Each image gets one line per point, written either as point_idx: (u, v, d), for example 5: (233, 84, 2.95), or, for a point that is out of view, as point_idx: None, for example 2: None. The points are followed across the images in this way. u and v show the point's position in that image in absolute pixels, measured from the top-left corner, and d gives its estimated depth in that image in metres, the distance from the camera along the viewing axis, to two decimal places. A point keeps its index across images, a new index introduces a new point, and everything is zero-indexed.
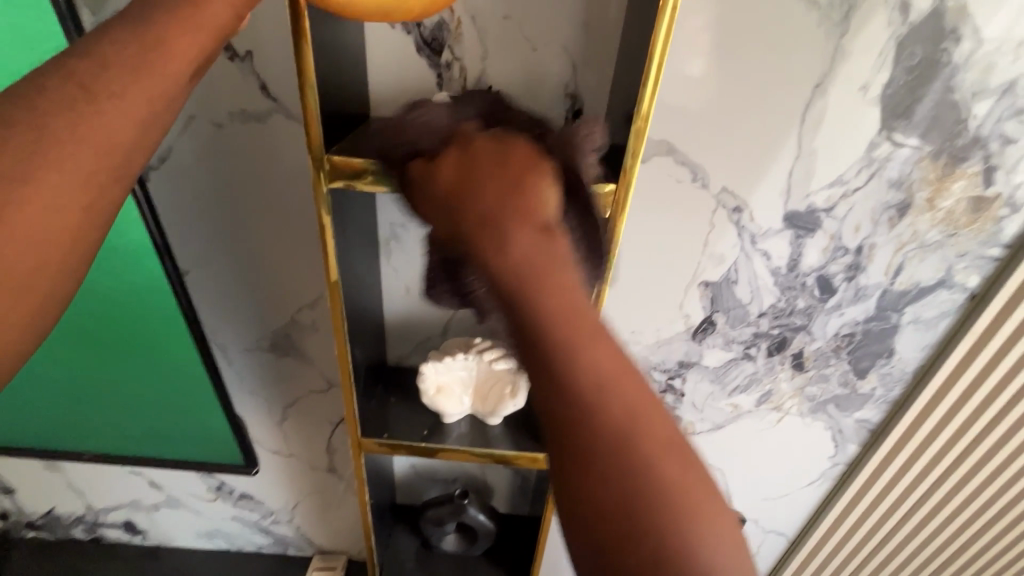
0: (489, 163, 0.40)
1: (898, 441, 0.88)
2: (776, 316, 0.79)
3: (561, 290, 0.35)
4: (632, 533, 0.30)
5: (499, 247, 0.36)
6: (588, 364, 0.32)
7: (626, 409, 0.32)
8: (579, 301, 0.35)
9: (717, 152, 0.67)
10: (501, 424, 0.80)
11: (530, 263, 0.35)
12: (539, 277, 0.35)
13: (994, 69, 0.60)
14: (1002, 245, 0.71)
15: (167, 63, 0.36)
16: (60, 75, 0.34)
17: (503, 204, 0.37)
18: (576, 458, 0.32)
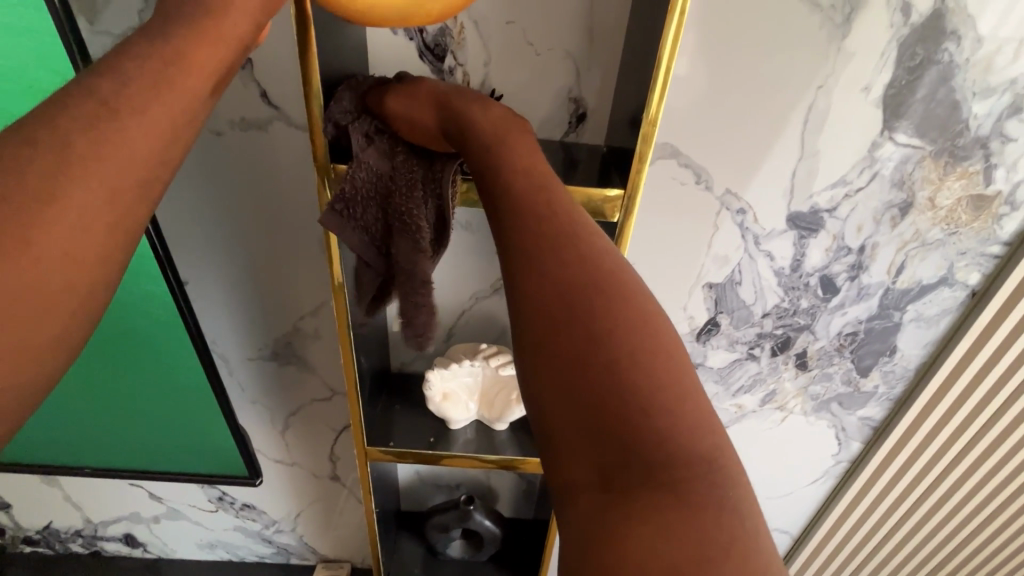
0: (457, 89, 0.51)
1: (902, 437, 0.88)
2: (780, 316, 0.79)
3: (526, 162, 0.44)
4: (594, 354, 0.34)
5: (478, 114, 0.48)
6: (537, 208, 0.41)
7: (581, 250, 0.38)
8: (541, 172, 0.44)
9: (720, 154, 0.68)
10: (507, 429, 0.80)
11: (502, 144, 0.45)
12: (505, 137, 0.46)
13: (995, 68, 0.60)
14: (1002, 242, 0.71)
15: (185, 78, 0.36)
16: (78, 92, 0.34)
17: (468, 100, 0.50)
18: (539, 303, 0.37)
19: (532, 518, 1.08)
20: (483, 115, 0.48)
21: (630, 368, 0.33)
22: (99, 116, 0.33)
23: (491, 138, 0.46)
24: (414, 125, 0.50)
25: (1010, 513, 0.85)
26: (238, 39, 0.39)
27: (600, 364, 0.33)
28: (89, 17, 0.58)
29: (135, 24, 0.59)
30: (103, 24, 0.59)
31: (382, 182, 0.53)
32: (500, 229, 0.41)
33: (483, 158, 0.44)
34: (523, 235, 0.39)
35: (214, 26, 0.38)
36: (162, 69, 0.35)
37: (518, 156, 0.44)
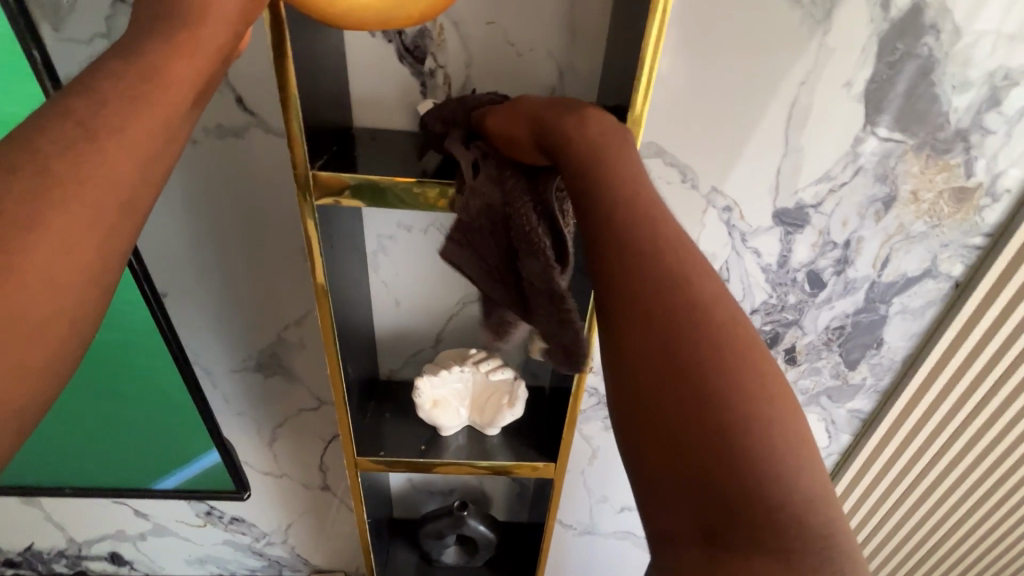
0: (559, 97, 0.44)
1: (890, 428, 0.89)
2: (768, 312, 0.80)
3: (633, 173, 0.37)
4: (713, 419, 0.28)
5: (577, 124, 0.40)
6: (655, 230, 0.33)
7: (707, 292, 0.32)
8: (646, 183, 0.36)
9: (705, 152, 0.67)
10: (499, 434, 0.79)
11: (604, 148, 0.38)
12: (610, 152, 0.38)
13: (973, 62, 0.60)
14: (984, 233, 0.72)
15: (163, 89, 0.34)
16: (49, 108, 0.32)
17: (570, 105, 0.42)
18: (644, 332, 0.31)
19: (526, 520, 1.08)
20: (585, 116, 0.40)
21: (748, 430, 0.28)
22: (74, 132, 0.32)
23: (596, 146, 0.38)
24: (512, 134, 0.44)
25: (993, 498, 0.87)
26: (217, 45, 0.37)
27: (709, 420, 0.28)
28: (53, 23, 0.56)
29: (102, 30, 0.57)
30: (69, 30, 0.57)
31: (489, 210, 0.49)
32: (607, 247, 0.33)
33: (575, 161, 0.38)
34: (630, 250, 0.33)
35: (192, 32, 0.36)
36: (139, 82, 0.34)
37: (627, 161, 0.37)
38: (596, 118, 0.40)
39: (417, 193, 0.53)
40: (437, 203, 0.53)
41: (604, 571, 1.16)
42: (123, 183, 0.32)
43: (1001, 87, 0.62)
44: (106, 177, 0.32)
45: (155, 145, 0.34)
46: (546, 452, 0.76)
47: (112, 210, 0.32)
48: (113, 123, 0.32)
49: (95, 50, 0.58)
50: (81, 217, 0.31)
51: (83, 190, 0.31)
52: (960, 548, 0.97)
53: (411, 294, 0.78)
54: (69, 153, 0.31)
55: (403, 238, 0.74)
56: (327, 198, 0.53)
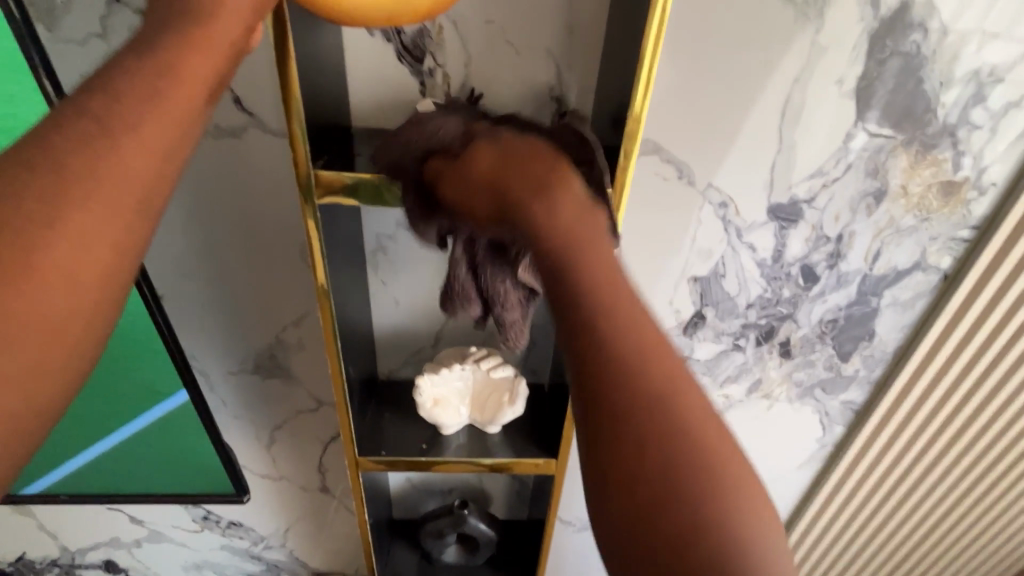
0: (522, 162, 0.43)
1: (881, 419, 0.91)
2: (763, 307, 0.81)
3: (603, 270, 0.39)
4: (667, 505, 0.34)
5: (543, 213, 0.40)
6: (626, 332, 0.37)
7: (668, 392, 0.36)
8: (617, 277, 0.39)
9: (701, 148, 0.68)
10: (500, 432, 0.79)
11: (569, 241, 0.39)
12: (579, 246, 0.39)
13: (960, 58, 0.62)
14: (971, 226, 0.74)
15: (176, 87, 0.35)
16: (64, 107, 0.33)
17: (534, 179, 0.42)
18: (615, 435, 0.35)
19: (526, 518, 1.08)
20: (550, 201, 0.41)
21: (700, 531, 0.33)
22: (90, 130, 0.32)
23: (565, 241, 0.40)
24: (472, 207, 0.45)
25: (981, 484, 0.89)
26: (230, 41, 0.38)
27: (664, 516, 0.34)
28: (47, 24, 0.56)
29: (98, 30, 0.56)
30: (63, 31, 0.56)
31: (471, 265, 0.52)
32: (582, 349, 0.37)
33: (547, 262, 0.39)
34: (596, 359, 0.36)
35: (204, 30, 0.36)
36: (152, 82, 0.34)
37: (595, 257, 0.39)
38: (561, 202, 0.41)
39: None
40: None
41: (603, 567, 1.17)
42: (138, 181, 0.33)
43: (987, 82, 0.63)
44: (121, 175, 0.32)
45: (169, 143, 0.34)
46: (546, 449, 0.77)
47: (128, 207, 0.33)
48: (127, 121, 0.33)
49: (91, 50, 0.57)
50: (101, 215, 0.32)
51: (101, 188, 0.32)
52: (952, 537, 0.99)
53: (410, 293, 0.78)
54: (88, 151, 0.32)
55: (402, 238, 0.74)
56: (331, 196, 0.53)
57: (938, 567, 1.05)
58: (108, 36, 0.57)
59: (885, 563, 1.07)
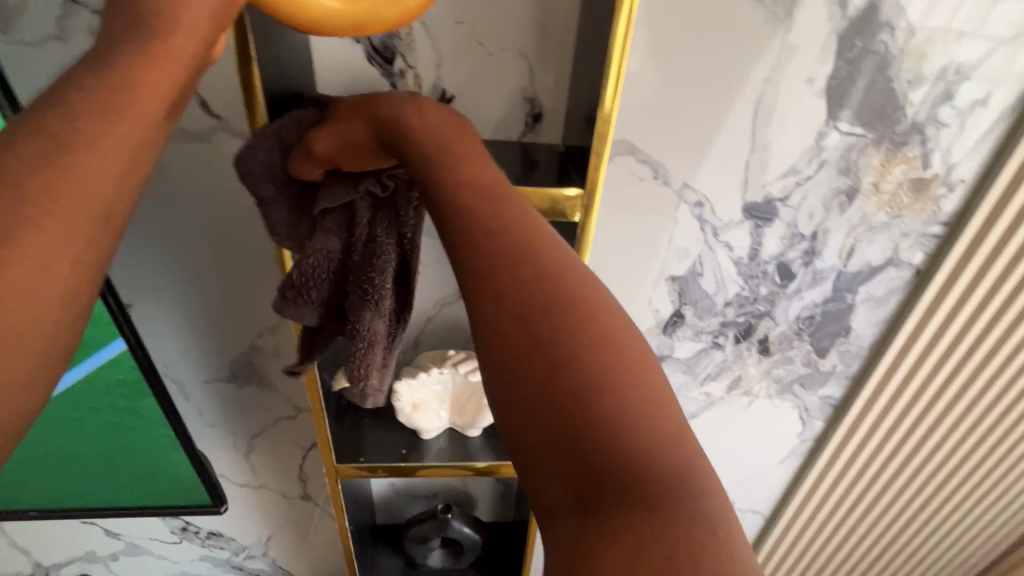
0: (390, 105, 0.46)
1: (860, 413, 0.92)
2: (741, 305, 0.81)
3: (471, 169, 0.41)
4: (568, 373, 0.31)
5: (415, 126, 0.44)
6: (494, 213, 0.37)
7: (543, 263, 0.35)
8: (483, 171, 0.41)
9: (675, 148, 0.69)
10: (481, 435, 0.79)
11: (445, 158, 0.42)
12: (452, 151, 0.42)
13: (927, 57, 0.63)
14: (942, 222, 0.75)
15: (135, 102, 0.34)
16: (19, 122, 0.32)
17: (403, 107, 0.46)
18: (512, 330, 0.33)
19: (511, 520, 1.08)
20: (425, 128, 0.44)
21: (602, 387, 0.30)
22: (47, 146, 0.32)
23: (438, 148, 0.42)
24: (354, 145, 0.47)
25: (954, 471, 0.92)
26: (190, 54, 0.37)
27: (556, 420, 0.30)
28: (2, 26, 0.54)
29: (55, 31, 0.54)
30: (19, 33, 0.54)
31: (336, 263, 0.53)
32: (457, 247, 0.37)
33: (428, 178, 0.41)
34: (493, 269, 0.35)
35: (163, 43, 0.35)
36: (109, 96, 0.33)
37: (481, 178, 0.40)
38: (435, 127, 0.44)
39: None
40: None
41: None
42: (99, 197, 0.32)
43: (954, 81, 0.64)
44: (82, 192, 0.32)
45: (131, 158, 0.34)
46: None
47: (89, 225, 0.32)
48: (86, 137, 0.32)
49: (48, 52, 0.55)
50: (60, 233, 0.31)
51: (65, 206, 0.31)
52: (930, 527, 1.01)
53: None
54: (45, 169, 0.31)
55: None
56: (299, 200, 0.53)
57: (917, 556, 1.07)
58: (66, 38, 0.55)
59: (865, 553, 1.09)
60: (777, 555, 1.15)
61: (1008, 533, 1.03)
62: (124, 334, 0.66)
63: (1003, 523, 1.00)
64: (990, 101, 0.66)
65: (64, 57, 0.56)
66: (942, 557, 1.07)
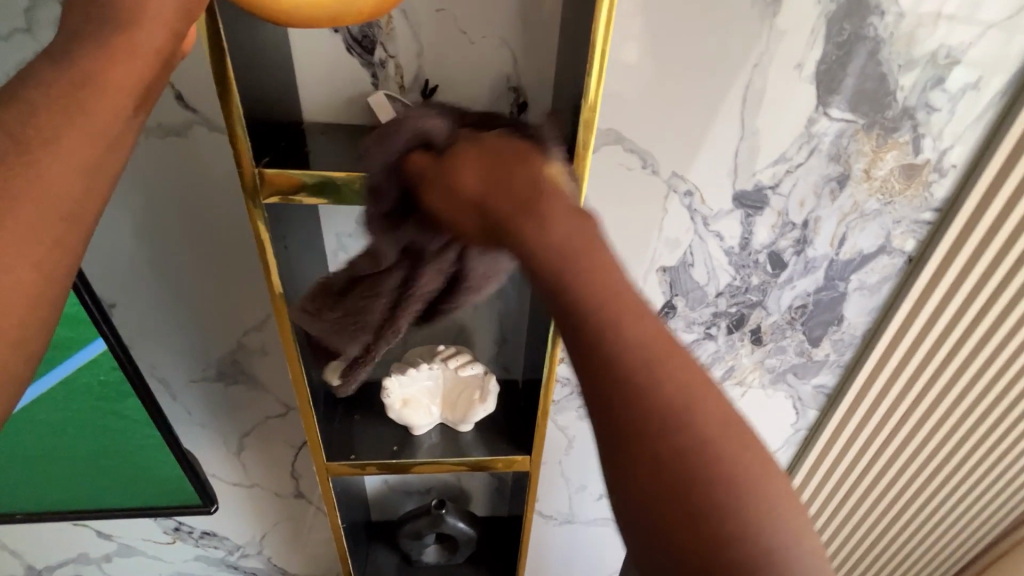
0: (516, 175, 0.38)
1: (853, 401, 0.92)
2: (733, 294, 0.81)
3: (606, 283, 0.35)
4: (714, 536, 0.30)
5: (535, 230, 0.36)
6: (643, 338, 0.33)
7: (697, 420, 0.32)
8: (620, 286, 0.35)
9: (664, 137, 0.68)
10: (472, 430, 0.78)
11: (573, 267, 0.35)
12: (580, 258, 0.35)
13: (917, 40, 0.62)
14: (934, 208, 0.74)
15: (96, 101, 0.32)
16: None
17: (527, 194, 0.37)
18: (649, 466, 0.32)
19: (506, 514, 1.07)
20: (549, 220, 0.36)
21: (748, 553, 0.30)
22: (4, 144, 0.30)
23: (565, 254, 0.35)
24: (455, 223, 0.40)
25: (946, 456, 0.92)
26: (157, 46, 0.34)
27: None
28: None
29: (22, 24, 0.53)
30: None
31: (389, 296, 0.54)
32: (590, 359, 0.34)
33: (552, 287, 0.35)
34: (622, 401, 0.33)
35: (125, 39, 0.33)
36: (68, 95, 0.31)
37: (616, 283, 0.35)
38: (562, 226, 0.36)
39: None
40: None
41: (586, 558, 1.17)
42: (67, 200, 0.31)
43: (944, 65, 0.64)
44: (45, 190, 0.30)
45: (96, 154, 0.32)
46: (521, 446, 0.76)
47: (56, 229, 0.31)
48: (46, 134, 0.31)
49: (16, 45, 0.54)
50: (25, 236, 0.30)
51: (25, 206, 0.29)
52: (925, 513, 1.01)
53: None
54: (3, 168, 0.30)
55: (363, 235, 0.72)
56: (281, 196, 0.51)
57: (913, 542, 1.07)
58: (34, 31, 0.54)
59: (861, 540, 1.10)
60: None
61: (1002, 517, 1.03)
62: (103, 334, 0.65)
63: (997, 508, 1.00)
64: (981, 85, 0.65)
65: (33, 51, 0.54)
66: (938, 543, 1.07)
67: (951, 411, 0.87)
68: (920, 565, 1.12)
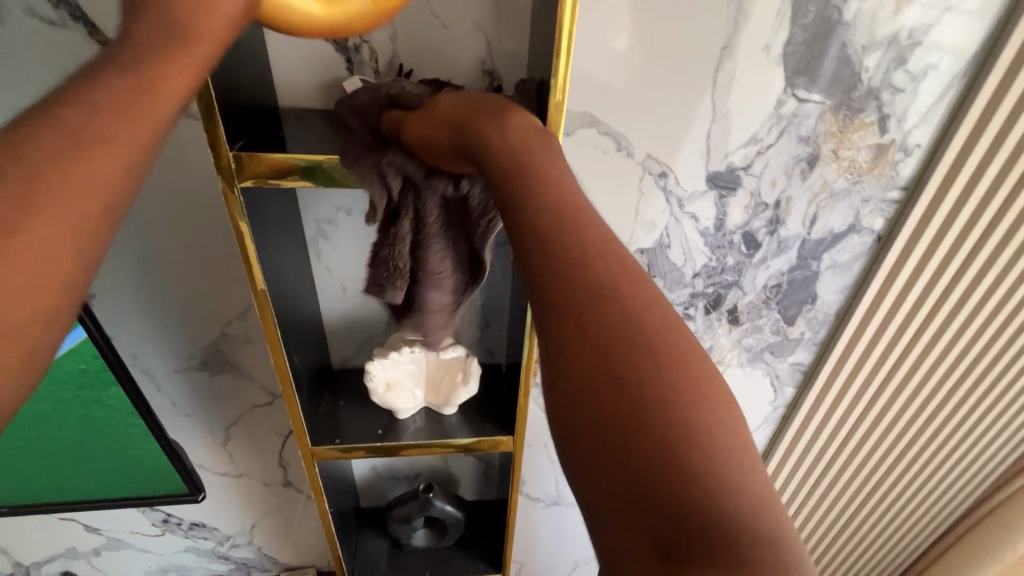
0: (480, 100, 0.45)
1: (827, 377, 0.95)
2: (710, 275, 0.83)
3: (551, 174, 0.38)
4: (632, 392, 0.28)
5: (495, 128, 0.42)
6: (577, 218, 0.35)
7: (625, 291, 0.32)
8: (561, 180, 0.38)
9: (638, 120, 0.69)
10: (457, 413, 0.79)
11: (520, 157, 0.39)
12: (530, 153, 0.39)
13: (880, 22, 0.64)
14: (900, 187, 0.76)
15: (157, 100, 0.33)
16: (27, 114, 0.30)
17: (487, 111, 0.44)
18: (574, 334, 0.31)
19: (495, 498, 1.09)
20: (507, 127, 0.41)
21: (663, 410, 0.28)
22: (55, 136, 0.29)
23: (515, 147, 0.40)
24: (430, 138, 0.46)
25: (912, 425, 0.96)
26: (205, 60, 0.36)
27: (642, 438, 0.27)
28: None
29: None
30: None
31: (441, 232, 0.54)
32: (525, 235, 0.35)
33: (504, 174, 0.39)
34: (559, 286, 0.32)
35: (183, 51, 0.35)
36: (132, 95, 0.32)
37: (557, 175, 0.38)
38: (517, 128, 0.41)
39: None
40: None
41: (575, 539, 1.19)
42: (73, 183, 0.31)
43: (906, 46, 0.65)
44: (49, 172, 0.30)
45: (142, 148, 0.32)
46: (505, 426, 0.77)
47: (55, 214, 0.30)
48: (96, 130, 0.30)
49: None
50: None
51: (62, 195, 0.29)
52: (897, 480, 1.06)
53: (357, 279, 0.77)
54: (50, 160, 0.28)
55: (343, 222, 0.72)
56: (264, 179, 0.52)
57: (887, 511, 1.11)
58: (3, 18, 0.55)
59: (840, 511, 1.13)
60: None
61: (974, 486, 1.06)
62: (82, 323, 0.65)
63: (968, 474, 1.04)
64: (942, 64, 0.67)
65: None
66: (912, 511, 1.11)
67: (916, 380, 0.91)
68: (896, 534, 1.16)
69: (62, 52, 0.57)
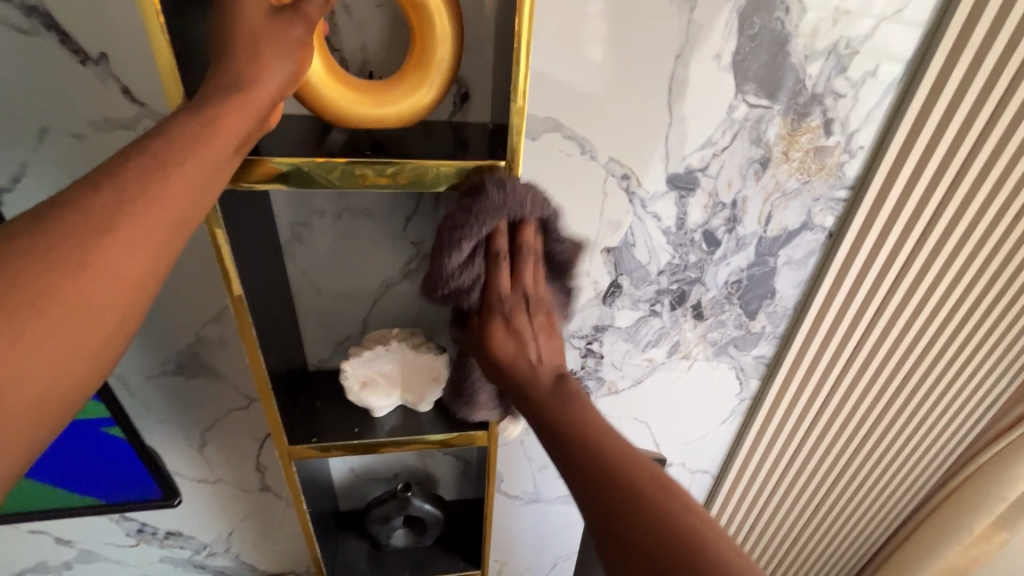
0: (525, 347, 0.58)
1: (788, 368, 0.99)
2: (674, 273, 0.86)
3: (586, 412, 0.53)
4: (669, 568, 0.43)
5: (536, 381, 0.56)
6: (606, 444, 0.50)
7: (647, 498, 0.46)
8: (592, 415, 0.53)
9: (600, 125, 0.72)
10: (432, 410, 0.81)
11: (564, 403, 0.54)
12: (566, 402, 0.54)
13: (820, 33, 0.68)
14: (847, 186, 0.82)
15: (215, 138, 0.43)
16: (130, 146, 0.42)
17: (530, 362, 0.57)
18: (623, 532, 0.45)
19: (474, 497, 1.10)
20: (544, 382, 0.56)
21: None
22: (148, 164, 0.41)
23: (555, 398, 0.55)
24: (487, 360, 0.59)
25: (865, 409, 1.02)
26: (261, 107, 0.46)
27: None
28: None
29: None
30: None
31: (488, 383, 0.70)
32: (573, 457, 0.50)
33: (545, 415, 0.54)
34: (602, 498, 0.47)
35: (242, 95, 0.45)
36: (194, 136, 0.43)
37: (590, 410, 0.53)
38: (553, 379, 0.56)
39: (354, 172, 0.54)
40: (376, 181, 0.55)
41: (553, 534, 1.21)
42: (121, 199, 0.40)
43: (845, 55, 0.70)
44: (113, 191, 0.40)
45: (191, 177, 0.43)
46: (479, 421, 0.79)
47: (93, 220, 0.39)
48: (176, 157, 0.42)
49: None
50: None
51: (148, 206, 0.41)
52: (856, 464, 1.11)
53: (332, 281, 0.78)
54: (142, 181, 0.41)
55: (317, 225, 0.74)
56: (263, 184, 0.54)
57: (851, 496, 1.16)
58: None
59: (808, 499, 1.17)
60: (729, 512, 1.20)
61: (932, 468, 1.12)
62: None
63: (922, 459, 1.10)
64: (880, 71, 0.72)
65: None
66: (874, 496, 1.16)
67: (867, 367, 0.96)
68: (860, 517, 1.21)
69: (31, 59, 0.58)
